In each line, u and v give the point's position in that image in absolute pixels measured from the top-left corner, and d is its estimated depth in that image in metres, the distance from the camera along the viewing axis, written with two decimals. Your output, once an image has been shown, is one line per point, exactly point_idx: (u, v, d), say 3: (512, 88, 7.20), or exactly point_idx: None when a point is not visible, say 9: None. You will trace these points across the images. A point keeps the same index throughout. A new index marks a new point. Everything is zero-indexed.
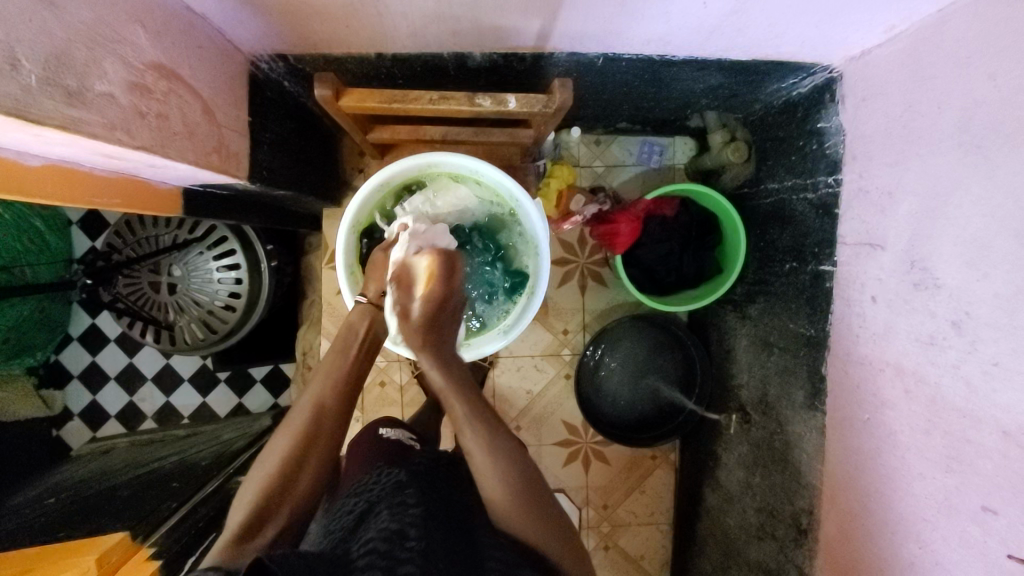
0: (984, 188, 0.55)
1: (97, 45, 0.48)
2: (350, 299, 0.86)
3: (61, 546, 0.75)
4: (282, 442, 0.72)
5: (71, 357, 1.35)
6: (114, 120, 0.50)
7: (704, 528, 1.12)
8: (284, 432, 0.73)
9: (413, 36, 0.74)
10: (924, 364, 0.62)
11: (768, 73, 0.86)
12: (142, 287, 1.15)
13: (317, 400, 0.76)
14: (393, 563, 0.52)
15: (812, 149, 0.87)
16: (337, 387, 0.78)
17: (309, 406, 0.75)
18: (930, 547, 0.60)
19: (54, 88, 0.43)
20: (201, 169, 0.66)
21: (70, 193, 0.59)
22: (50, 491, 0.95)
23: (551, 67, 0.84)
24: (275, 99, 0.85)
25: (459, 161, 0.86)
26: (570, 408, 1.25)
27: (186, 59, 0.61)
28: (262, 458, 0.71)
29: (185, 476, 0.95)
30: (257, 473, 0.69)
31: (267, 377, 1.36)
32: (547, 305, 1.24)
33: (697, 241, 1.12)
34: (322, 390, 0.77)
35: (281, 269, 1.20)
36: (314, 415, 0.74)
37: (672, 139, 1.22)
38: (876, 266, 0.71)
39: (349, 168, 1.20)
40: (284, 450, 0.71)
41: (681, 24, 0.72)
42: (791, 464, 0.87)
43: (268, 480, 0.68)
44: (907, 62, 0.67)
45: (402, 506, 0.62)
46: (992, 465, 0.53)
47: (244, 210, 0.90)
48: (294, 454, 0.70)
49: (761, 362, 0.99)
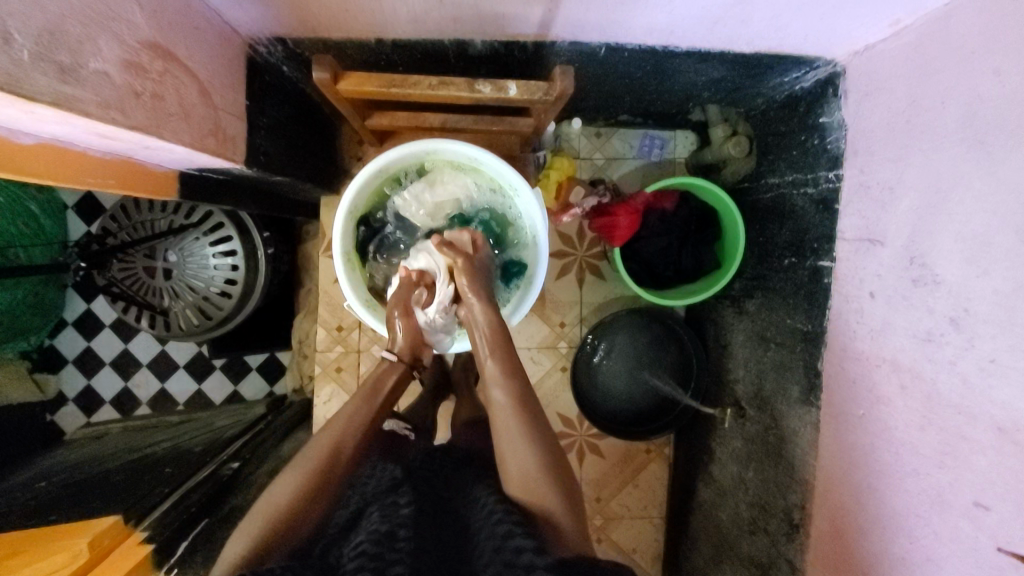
0: (984, 185, 0.55)
1: (92, 21, 0.47)
2: (346, 285, 0.85)
3: (52, 529, 0.74)
4: (297, 473, 0.68)
5: (66, 341, 1.34)
6: (108, 98, 0.50)
7: (697, 521, 1.12)
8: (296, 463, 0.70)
9: (415, 22, 0.74)
10: (921, 360, 0.62)
11: (772, 67, 0.85)
12: (138, 272, 1.14)
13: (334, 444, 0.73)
14: (382, 564, 0.52)
15: (813, 144, 0.86)
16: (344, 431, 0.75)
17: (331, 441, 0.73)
18: (920, 542, 0.60)
19: (47, 64, 0.42)
20: (197, 151, 0.65)
21: (62, 172, 0.58)
22: (42, 475, 0.94)
23: (553, 57, 0.84)
24: (274, 84, 0.84)
25: (459, 148, 0.85)
26: (567, 401, 1.25)
27: (183, 39, 0.61)
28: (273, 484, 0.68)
29: (180, 462, 0.94)
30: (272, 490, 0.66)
31: (263, 365, 1.35)
32: (546, 298, 1.24)
33: (695, 235, 1.11)
34: (343, 428, 0.75)
35: (279, 256, 1.20)
36: (334, 452, 0.72)
37: (674, 132, 1.21)
38: (874, 262, 0.71)
39: (349, 155, 1.19)
40: (302, 476, 0.67)
41: (685, 14, 0.71)
42: (785, 460, 0.87)
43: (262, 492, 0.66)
44: (910, 58, 0.67)
45: (393, 506, 0.62)
46: (985, 461, 0.53)
47: (240, 196, 0.89)
48: (313, 478, 0.67)
49: (758, 357, 0.98)
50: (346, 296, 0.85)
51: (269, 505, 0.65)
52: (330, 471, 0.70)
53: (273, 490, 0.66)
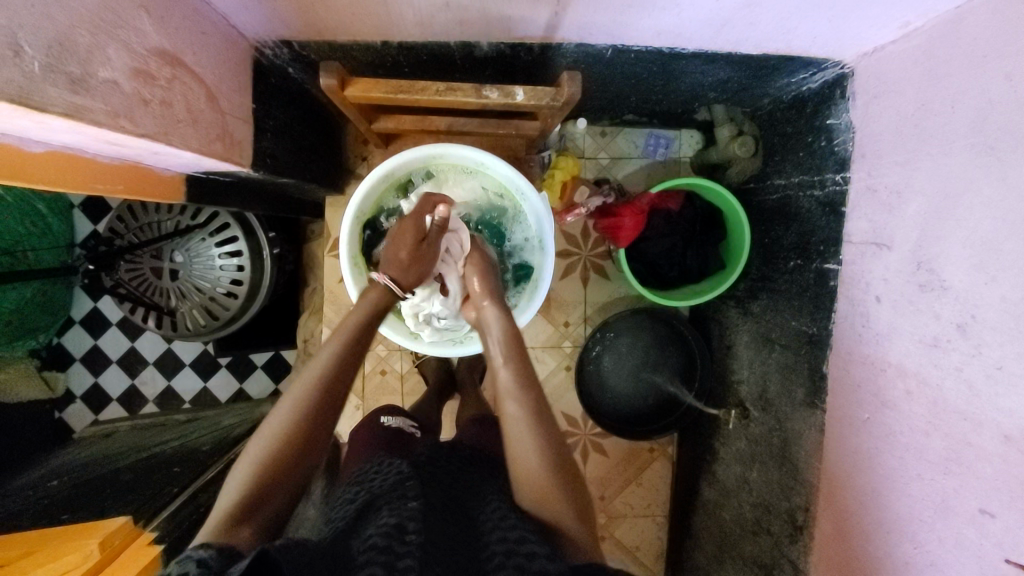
0: (993, 191, 0.55)
1: (101, 31, 0.47)
2: (352, 286, 0.86)
3: (64, 529, 0.75)
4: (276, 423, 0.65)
5: (73, 340, 1.35)
6: (118, 107, 0.50)
7: (700, 520, 1.12)
8: (286, 400, 0.67)
9: (422, 25, 0.73)
10: (927, 366, 0.62)
11: (779, 68, 0.85)
12: (145, 272, 1.14)
13: (323, 379, 0.69)
14: (392, 558, 0.52)
15: (819, 146, 0.86)
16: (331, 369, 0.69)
17: (319, 374, 0.69)
18: (924, 547, 0.61)
19: (57, 75, 0.43)
20: (203, 156, 0.65)
21: (68, 177, 0.58)
22: (52, 474, 0.95)
23: (560, 59, 0.83)
24: (279, 85, 0.84)
25: (465, 153, 0.86)
26: (571, 401, 1.25)
27: (191, 45, 0.61)
28: (258, 431, 0.66)
29: (187, 462, 0.95)
30: (252, 445, 0.64)
31: (268, 363, 1.36)
32: (549, 298, 1.24)
33: (700, 236, 1.11)
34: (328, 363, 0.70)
35: (284, 256, 1.20)
36: (318, 393, 0.68)
37: (679, 132, 1.21)
38: (880, 266, 0.71)
39: (353, 156, 1.19)
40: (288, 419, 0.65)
41: (692, 17, 0.71)
42: (789, 462, 0.87)
43: (256, 466, 0.62)
44: (920, 61, 0.66)
45: (402, 500, 0.61)
46: (990, 468, 0.54)
47: (246, 199, 0.90)
48: (297, 430, 0.65)
49: (762, 359, 0.98)
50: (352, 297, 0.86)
51: (263, 477, 0.61)
52: (319, 411, 0.67)
53: (252, 444, 0.65)
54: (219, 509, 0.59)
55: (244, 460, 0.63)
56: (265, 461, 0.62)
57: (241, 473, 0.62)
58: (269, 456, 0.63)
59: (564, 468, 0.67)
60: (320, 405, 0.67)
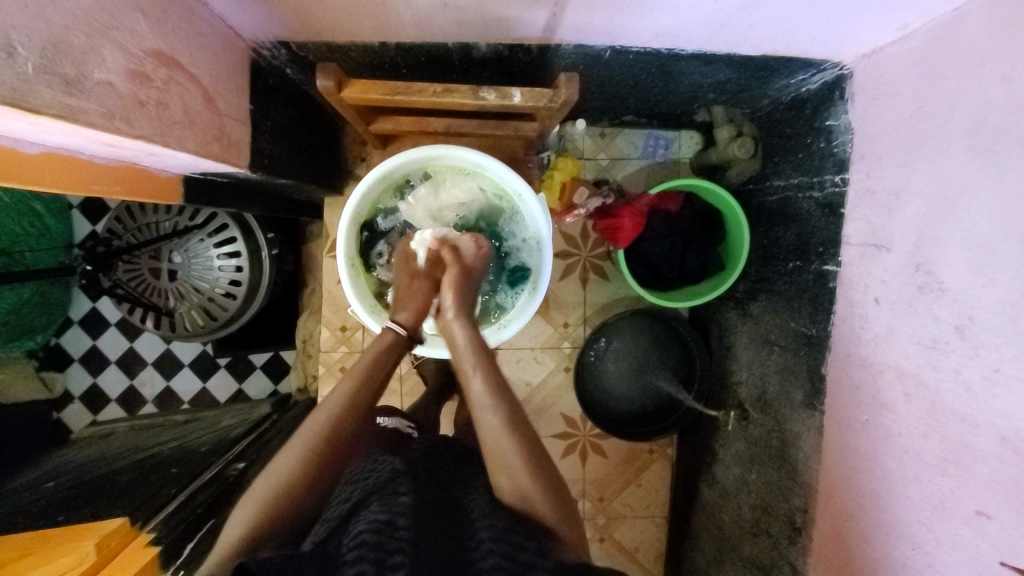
0: (991, 193, 0.54)
1: (96, 32, 0.47)
2: (350, 290, 0.85)
3: (62, 529, 0.75)
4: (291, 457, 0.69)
5: (72, 340, 1.35)
6: (113, 108, 0.50)
7: (699, 522, 1.12)
8: (296, 440, 0.70)
9: (419, 25, 0.73)
10: (925, 368, 0.62)
11: (778, 69, 0.84)
12: (143, 273, 1.14)
13: (332, 419, 0.72)
14: (383, 555, 0.52)
15: (819, 147, 0.86)
16: (340, 411, 0.73)
17: (331, 414, 0.73)
18: (923, 549, 0.60)
19: (51, 77, 0.42)
20: (200, 157, 0.65)
21: (66, 180, 0.58)
22: (50, 475, 0.95)
23: (557, 60, 0.83)
24: (277, 86, 0.84)
25: (463, 154, 0.85)
26: (570, 401, 1.25)
27: (187, 45, 0.61)
28: (267, 470, 0.69)
29: (184, 462, 0.95)
30: (260, 483, 0.67)
31: (267, 364, 1.36)
32: (548, 299, 1.24)
33: (699, 237, 1.11)
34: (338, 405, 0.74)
35: (282, 257, 1.20)
36: (328, 433, 0.71)
37: (678, 133, 1.20)
38: (879, 268, 0.71)
39: (352, 156, 1.19)
40: (296, 459, 0.68)
41: (690, 18, 0.70)
42: (788, 463, 0.87)
43: (264, 501, 0.65)
44: (918, 62, 0.66)
45: (393, 495, 0.61)
46: (987, 471, 0.53)
47: (244, 199, 0.89)
48: (305, 467, 0.68)
49: (762, 360, 0.98)
50: (350, 300, 0.85)
51: (269, 511, 0.64)
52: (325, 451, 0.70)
53: (260, 481, 0.68)
54: (223, 544, 0.62)
55: (252, 496, 0.66)
56: (272, 497, 0.65)
57: (248, 510, 0.65)
58: (276, 490, 0.65)
59: (542, 466, 0.69)
60: (328, 444, 0.70)
